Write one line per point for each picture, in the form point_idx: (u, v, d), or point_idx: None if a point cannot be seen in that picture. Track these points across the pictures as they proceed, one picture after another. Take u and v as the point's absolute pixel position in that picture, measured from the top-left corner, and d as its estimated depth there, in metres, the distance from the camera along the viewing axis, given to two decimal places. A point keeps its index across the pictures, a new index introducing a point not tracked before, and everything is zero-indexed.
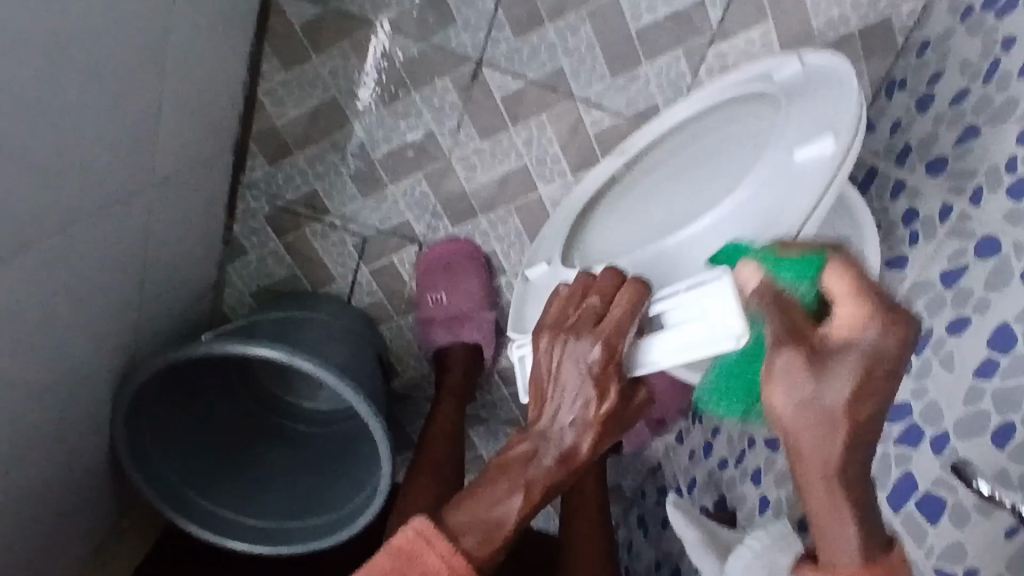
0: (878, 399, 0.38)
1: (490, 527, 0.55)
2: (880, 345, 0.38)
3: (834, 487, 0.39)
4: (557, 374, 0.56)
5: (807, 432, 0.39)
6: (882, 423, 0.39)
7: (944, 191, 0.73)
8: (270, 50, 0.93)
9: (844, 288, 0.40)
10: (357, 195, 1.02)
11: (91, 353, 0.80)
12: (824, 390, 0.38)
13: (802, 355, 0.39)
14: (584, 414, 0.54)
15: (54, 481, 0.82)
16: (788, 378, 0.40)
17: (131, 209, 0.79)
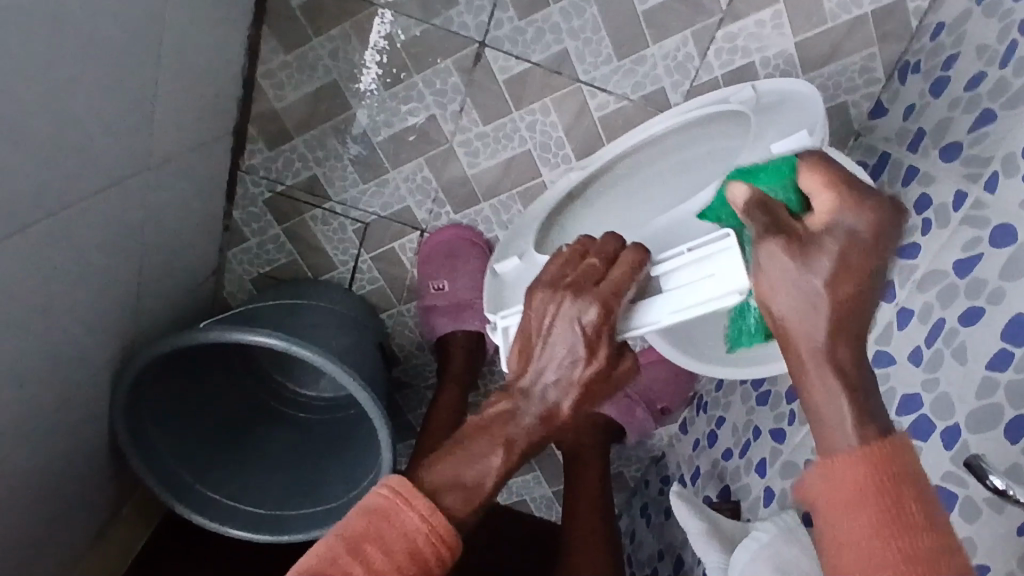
0: (861, 275, 0.42)
1: (469, 487, 0.53)
2: (857, 225, 0.42)
3: (827, 371, 0.41)
4: (549, 330, 0.55)
5: (797, 315, 0.42)
6: (865, 307, 0.42)
7: (957, 178, 0.71)
8: (268, 31, 0.91)
9: (822, 179, 0.44)
10: (358, 180, 1.00)
11: (88, 338, 0.79)
12: (812, 272, 0.42)
13: (787, 241, 0.43)
14: (573, 374, 0.54)
15: (52, 468, 0.81)
16: (774, 265, 0.43)
17: (128, 194, 0.78)
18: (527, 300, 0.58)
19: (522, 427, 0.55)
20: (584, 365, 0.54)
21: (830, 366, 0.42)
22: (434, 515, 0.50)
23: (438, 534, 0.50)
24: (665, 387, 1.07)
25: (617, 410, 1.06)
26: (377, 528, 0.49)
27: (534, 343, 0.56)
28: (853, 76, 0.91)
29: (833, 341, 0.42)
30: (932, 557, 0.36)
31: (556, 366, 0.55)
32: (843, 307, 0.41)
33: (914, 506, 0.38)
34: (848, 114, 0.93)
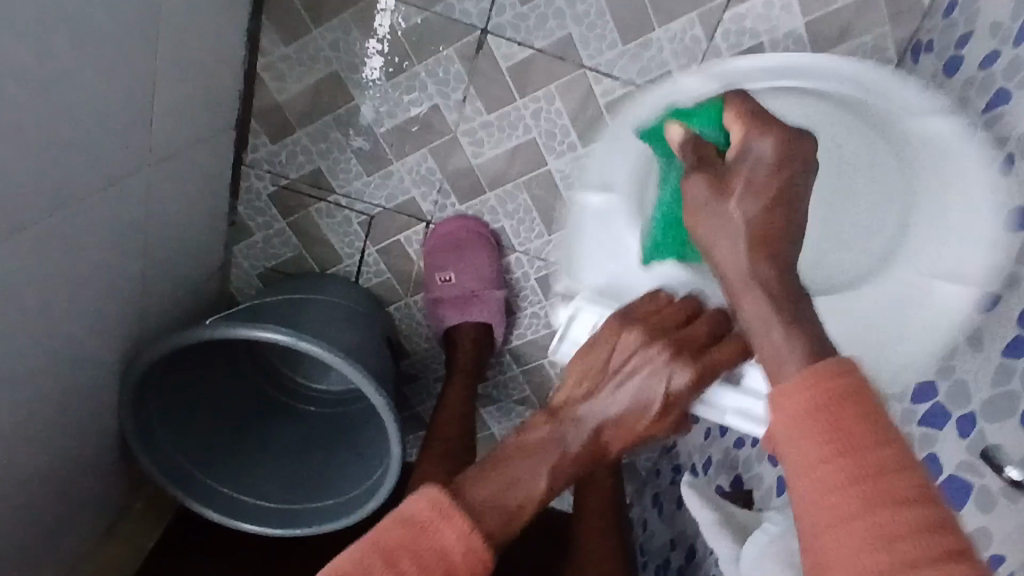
0: (772, 189, 0.48)
1: (512, 509, 0.51)
2: (761, 143, 0.42)
3: (760, 294, 0.42)
4: (621, 368, 0.52)
5: (713, 221, 0.44)
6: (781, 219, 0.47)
7: None
8: (268, 22, 0.90)
9: (746, 115, 0.57)
10: (363, 172, 0.99)
11: (94, 335, 0.79)
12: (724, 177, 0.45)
13: (706, 160, 0.50)
14: (641, 423, 0.53)
15: (62, 464, 0.81)
16: (700, 177, 0.47)
17: (129, 190, 0.77)
18: (616, 326, 0.53)
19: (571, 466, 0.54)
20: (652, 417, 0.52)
21: (760, 288, 0.42)
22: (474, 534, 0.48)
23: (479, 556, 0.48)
24: None
25: None
26: (412, 543, 0.47)
27: (624, 381, 0.52)
28: (866, 56, 0.89)
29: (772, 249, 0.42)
30: (882, 477, 0.36)
31: (623, 410, 0.53)
32: (762, 209, 0.45)
33: (857, 433, 0.37)
34: None
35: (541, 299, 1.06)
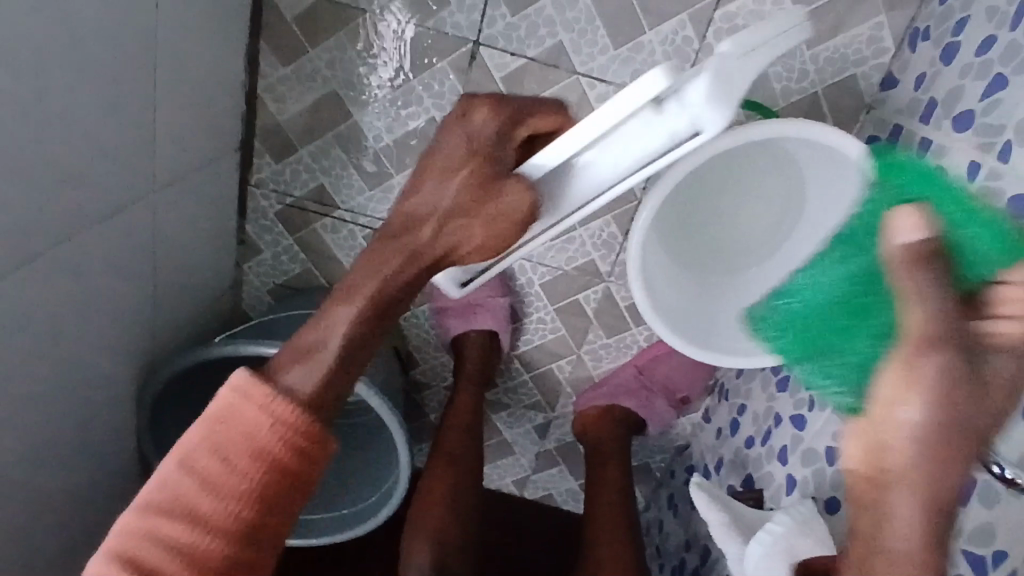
0: (995, 407, 0.34)
1: (319, 350, 0.58)
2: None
3: (936, 461, 0.34)
4: (442, 145, 0.62)
5: (913, 445, 0.35)
6: (981, 417, 0.34)
7: (971, 148, 0.68)
8: (265, 45, 0.92)
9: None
10: (365, 187, 1.01)
11: (108, 358, 0.82)
12: (951, 392, 0.34)
13: (962, 367, 0.34)
14: (454, 197, 0.60)
15: (83, 483, 0.84)
16: (933, 381, 0.34)
17: (135, 216, 0.79)
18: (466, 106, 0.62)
19: (391, 270, 0.61)
20: (458, 189, 0.60)
21: (927, 452, 0.34)
22: (277, 403, 0.53)
23: (291, 428, 0.53)
24: (680, 374, 1.06)
25: (636, 401, 1.05)
26: (216, 437, 0.51)
27: (436, 168, 0.62)
28: (862, 47, 0.88)
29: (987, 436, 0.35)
30: None
31: (441, 194, 0.61)
32: (959, 432, 0.34)
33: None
34: (858, 88, 0.90)
35: (547, 304, 1.03)
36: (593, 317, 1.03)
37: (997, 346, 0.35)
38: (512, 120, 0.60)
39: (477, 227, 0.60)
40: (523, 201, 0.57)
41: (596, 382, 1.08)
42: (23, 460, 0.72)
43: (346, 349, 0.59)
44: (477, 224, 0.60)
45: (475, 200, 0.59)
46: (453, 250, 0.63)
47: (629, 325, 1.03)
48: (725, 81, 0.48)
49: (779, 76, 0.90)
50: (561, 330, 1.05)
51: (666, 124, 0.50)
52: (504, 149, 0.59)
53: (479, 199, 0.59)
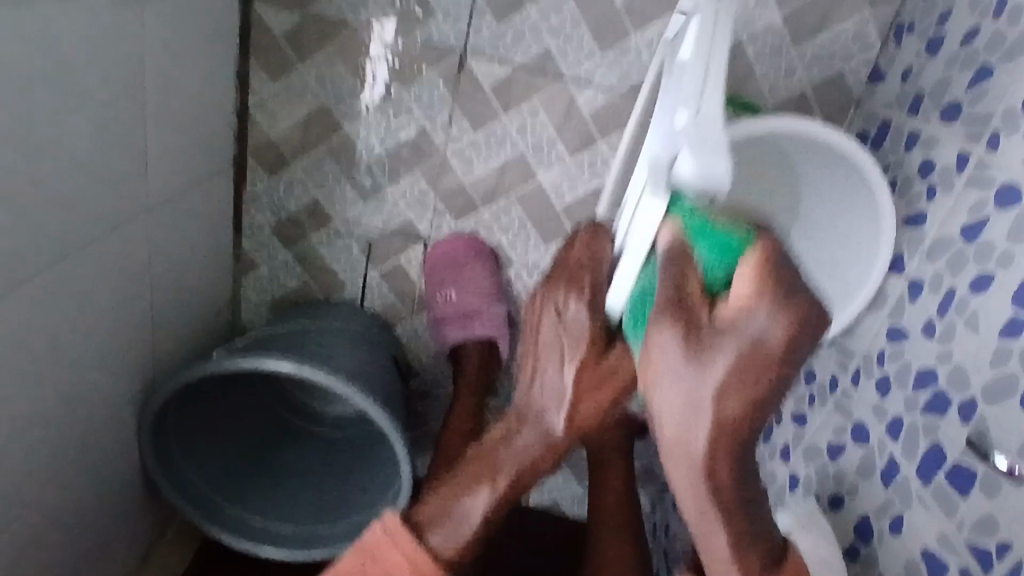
0: (746, 387, 0.41)
1: (456, 527, 0.57)
2: (768, 330, 0.40)
3: (689, 432, 0.43)
4: (540, 331, 0.54)
5: (670, 412, 0.44)
6: (717, 392, 0.42)
7: (959, 139, 0.69)
8: (256, 63, 0.93)
9: (752, 266, 0.41)
10: (357, 199, 1.01)
11: (107, 377, 0.82)
12: (693, 371, 0.42)
13: (682, 345, 0.42)
14: (575, 385, 0.51)
15: (86, 502, 0.84)
16: (667, 356, 0.43)
17: (132, 234, 0.80)
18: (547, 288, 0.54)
19: (522, 460, 0.54)
20: (575, 374, 0.51)
21: (676, 421, 0.44)
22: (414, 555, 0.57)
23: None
24: None
25: None
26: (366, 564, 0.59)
27: (546, 356, 0.53)
28: (848, 42, 0.88)
29: (720, 395, 0.41)
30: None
31: (555, 382, 0.52)
32: (705, 403, 0.42)
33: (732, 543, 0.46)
34: (846, 83, 0.90)
35: None
36: None
37: (718, 326, 0.42)
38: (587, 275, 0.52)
39: (604, 401, 0.52)
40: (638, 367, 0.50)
41: None
42: (24, 479, 0.72)
43: (485, 524, 0.56)
44: (601, 402, 0.52)
45: (596, 381, 0.51)
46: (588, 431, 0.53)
47: None
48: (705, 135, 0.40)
49: (766, 74, 0.90)
50: None
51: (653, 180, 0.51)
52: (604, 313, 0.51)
53: (599, 382, 0.51)
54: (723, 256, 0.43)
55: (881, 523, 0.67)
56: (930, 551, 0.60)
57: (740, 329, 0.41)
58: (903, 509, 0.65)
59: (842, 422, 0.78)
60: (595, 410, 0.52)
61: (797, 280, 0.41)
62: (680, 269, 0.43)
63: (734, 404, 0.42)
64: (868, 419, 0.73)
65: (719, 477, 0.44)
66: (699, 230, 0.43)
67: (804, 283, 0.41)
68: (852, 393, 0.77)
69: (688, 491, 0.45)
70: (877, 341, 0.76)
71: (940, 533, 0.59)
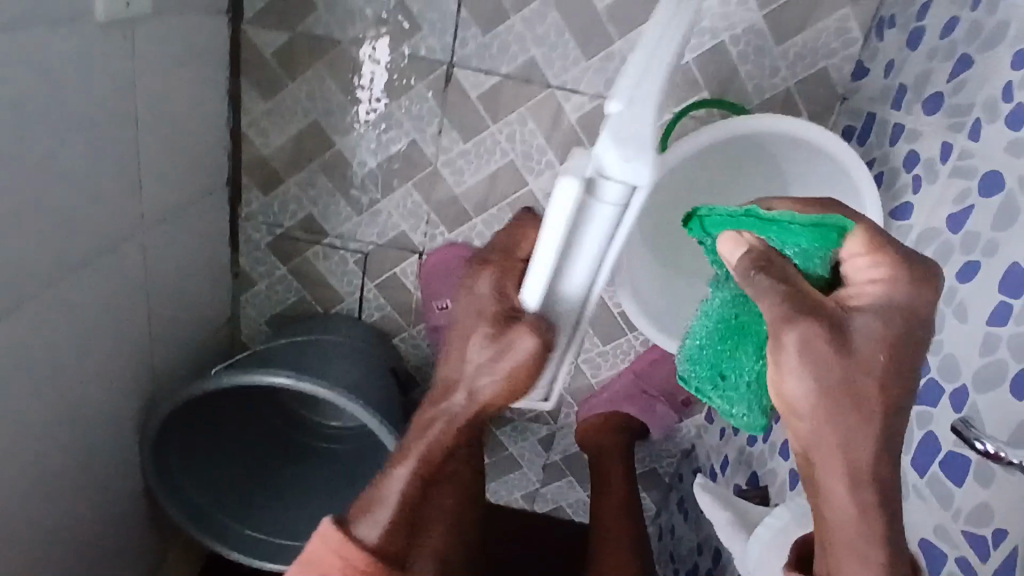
0: (905, 364, 0.37)
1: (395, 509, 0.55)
2: (911, 303, 0.38)
3: (847, 425, 0.36)
4: (455, 310, 0.58)
5: (821, 410, 0.37)
6: (882, 372, 0.37)
7: (942, 129, 0.70)
8: (247, 82, 0.94)
9: (864, 244, 0.41)
10: (352, 213, 1.02)
11: (108, 395, 0.82)
12: (849, 356, 0.36)
13: (829, 330, 0.37)
14: (475, 356, 0.55)
15: (89, 521, 0.85)
16: (811, 350, 0.37)
17: (127, 255, 0.81)
18: (472, 274, 0.58)
19: (432, 437, 0.57)
20: (483, 347, 0.54)
21: (834, 415, 0.36)
22: (350, 552, 0.53)
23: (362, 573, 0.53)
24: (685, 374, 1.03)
25: (637, 408, 1.05)
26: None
27: (453, 337, 0.57)
28: (830, 39, 0.89)
29: (878, 386, 0.36)
30: None
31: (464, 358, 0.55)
32: (871, 392, 0.36)
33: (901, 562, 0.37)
34: (830, 80, 0.91)
35: None
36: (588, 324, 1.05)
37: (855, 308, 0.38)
38: (503, 261, 0.58)
39: (509, 372, 0.53)
40: (532, 346, 0.52)
41: (597, 391, 1.09)
42: (28, 499, 0.73)
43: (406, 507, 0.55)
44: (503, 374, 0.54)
45: (494, 357, 0.54)
46: (490, 405, 0.56)
47: (624, 331, 1.05)
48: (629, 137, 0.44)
49: (751, 73, 0.91)
50: None
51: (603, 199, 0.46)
52: (511, 295, 0.55)
53: (498, 355, 0.53)
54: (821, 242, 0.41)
55: None
56: (929, 542, 0.60)
57: (879, 305, 0.38)
58: (900, 500, 0.65)
59: None
60: (497, 382, 0.54)
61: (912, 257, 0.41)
62: (784, 265, 0.39)
63: (888, 398, 0.36)
64: None
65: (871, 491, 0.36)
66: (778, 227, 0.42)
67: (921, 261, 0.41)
68: None
69: (851, 497, 0.36)
70: None
71: (937, 523, 0.59)
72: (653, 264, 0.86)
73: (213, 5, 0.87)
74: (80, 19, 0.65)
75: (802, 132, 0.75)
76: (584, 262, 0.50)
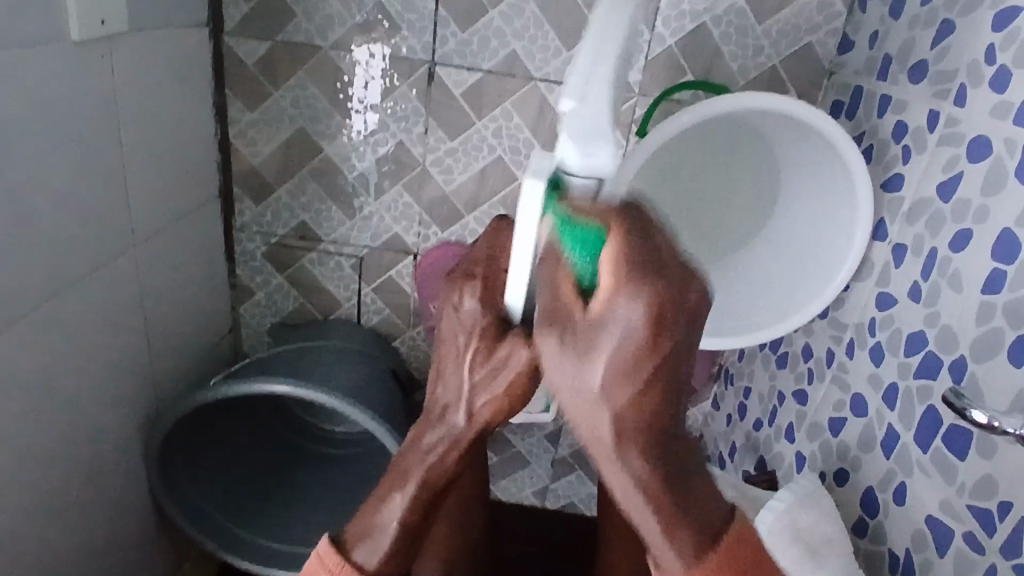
0: (636, 371, 0.38)
1: (389, 534, 0.54)
2: (633, 313, 0.37)
3: (594, 428, 0.40)
4: (440, 323, 0.55)
5: (577, 415, 0.41)
6: (611, 381, 0.39)
7: (928, 97, 0.68)
8: (232, 94, 0.95)
9: (611, 252, 0.38)
10: (345, 218, 1.02)
11: (110, 411, 0.83)
12: (583, 369, 0.39)
13: (562, 344, 0.40)
14: (472, 374, 0.51)
15: (98, 537, 0.85)
16: (554, 361, 0.41)
17: (122, 272, 0.81)
18: (456, 283, 0.54)
19: (428, 459, 0.53)
20: (475, 366, 0.51)
21: (584, 418, 0.40)
22: None
23: None
24: None
25: None
26: None
27: (443, 354, 0.54)
28: (812, 14, 0.88)
29: (608, 390, 0.39)
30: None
31: (455, 376, 0.52)
32: (606, 400, 0.39)
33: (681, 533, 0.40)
34: (815, 55, 0.90)
35: None
36: None
37: (595, 317, 0.39)
38: (487, 270, 0.55)
39: (504, 392, 0.51)
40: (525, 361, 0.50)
41: None
42: (35, 516, 0.73)
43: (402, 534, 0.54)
44: (505, 390, 0.51)
45: (489, 375, 0.51)
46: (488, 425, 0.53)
47: None
48: (587, 137, 0.43)
49: (734, 54, 0.90)
50: None
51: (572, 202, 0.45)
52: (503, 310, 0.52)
53: (494, 373, 0.51)
54: (585, 250, 0.41)
55: (886, 495, 0.66)
56: (935, 518, 0.59)
57: (609, 314, 0.38)
58: (905, 477, 0.63)
59: (840, 396, 0.76)
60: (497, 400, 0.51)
61: (655, 255, 0.38)
62: (554, 272, 0.42)
63: (625, 401, 0.39)
64: (865, 389, 0.72)
65: (634, 464, 0.40)
66: (563, 226, 0.42)
67: (663, 259, 0.38)
68: (848, 365, 0.76)
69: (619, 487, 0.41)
70: (868, 311, 0.74)
71: (942, 498, 0.58)
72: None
73: (192, 19, 0.87)
74: (57, 40, 0.66)
75: (790, 106, 0.71)
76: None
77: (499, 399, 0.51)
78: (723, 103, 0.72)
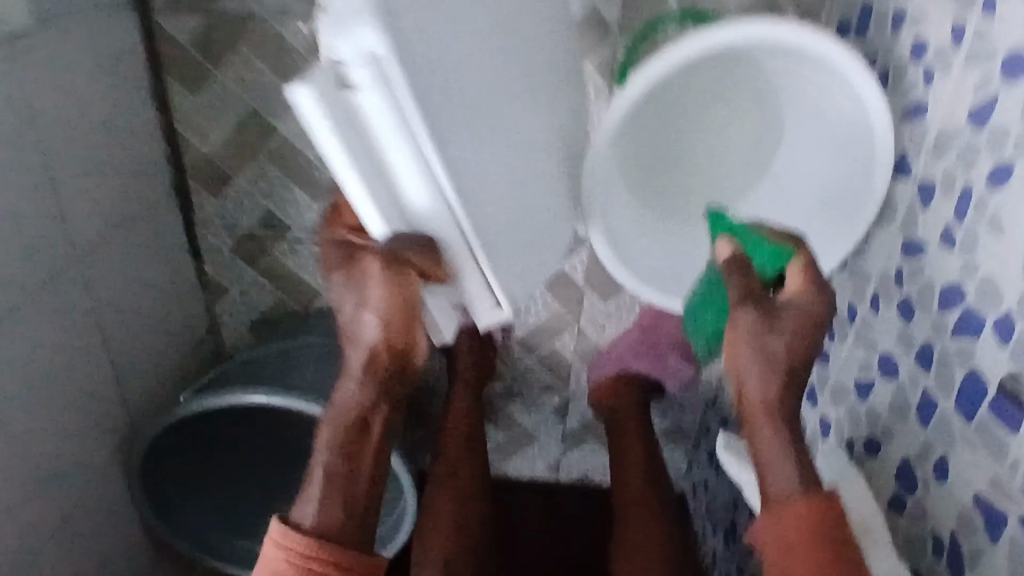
0: (805, 343, 0.52)
1: (337, 482, 0.52)
2: (813, 304, 0.52)
3: (767, 377, 0.52)
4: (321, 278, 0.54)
5: (754, 372, 0.52)
6: (794, 350, 0.51)
7: (952, 7, 0.58)
8: (169, 78, 0.86)
9: (802, 266, 0.53)
10: (312, 202, 0.94)
11: (77, 438, 0.78)
12: (769, 334, 0.52)
13: (757, 316, 0.52)
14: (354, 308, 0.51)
15: (84, 569, 0.81)
16: (745, 328, 0.52)
17: (67, 292, 0.75)
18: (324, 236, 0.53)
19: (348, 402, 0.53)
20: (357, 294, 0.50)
21: (758, 372, 0.52)
22: (292, 537, 0.49)
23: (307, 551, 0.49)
24: None
25: (647, 363, 0.97)
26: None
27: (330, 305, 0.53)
28: None
29: (789, 356, 0.51)
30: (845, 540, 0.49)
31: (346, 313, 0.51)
32: (785, 362, 0.51)
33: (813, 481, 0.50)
34: None
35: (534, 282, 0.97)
36: (585, 284, 0.97)
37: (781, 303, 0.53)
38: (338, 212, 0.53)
39: (391, 303, 0.49)
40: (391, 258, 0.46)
41: (604, 351, 1.01)
42: None
43: (342, 475, 0.52)
44: (377, 307, 0.50)
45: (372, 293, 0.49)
46: (389, 342, 0.51)
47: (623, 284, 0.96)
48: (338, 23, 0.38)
49: None
50: (555, 306, 0.99)
51: (364, 91, 0.39)
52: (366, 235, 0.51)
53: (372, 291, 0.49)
54: (773, 263, 0.56)
55: (924, 469, 0.59)
56: (984, 498, 0.52)
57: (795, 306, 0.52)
58: (945, 450, 0.56)
59: (867, 356, 0.69)
60: (378, 323, 0.50)
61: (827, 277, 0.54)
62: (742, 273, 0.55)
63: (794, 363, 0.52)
64: (895, 349, 0.64)
65: (790, 421, 0.52)
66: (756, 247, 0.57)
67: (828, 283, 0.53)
68: (874, 322, 0.68)
69: (770, 435, 0.52)
70: (894, 260, 0.66)
71: (991, 476, 0.51)
72: (653, 220, 0.77)
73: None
74: None
75: (709, 40, 0.60)
76: (403, 167, 0.42)
77: (387, 310, 0.49)
78: (704, 39, 0.60)
